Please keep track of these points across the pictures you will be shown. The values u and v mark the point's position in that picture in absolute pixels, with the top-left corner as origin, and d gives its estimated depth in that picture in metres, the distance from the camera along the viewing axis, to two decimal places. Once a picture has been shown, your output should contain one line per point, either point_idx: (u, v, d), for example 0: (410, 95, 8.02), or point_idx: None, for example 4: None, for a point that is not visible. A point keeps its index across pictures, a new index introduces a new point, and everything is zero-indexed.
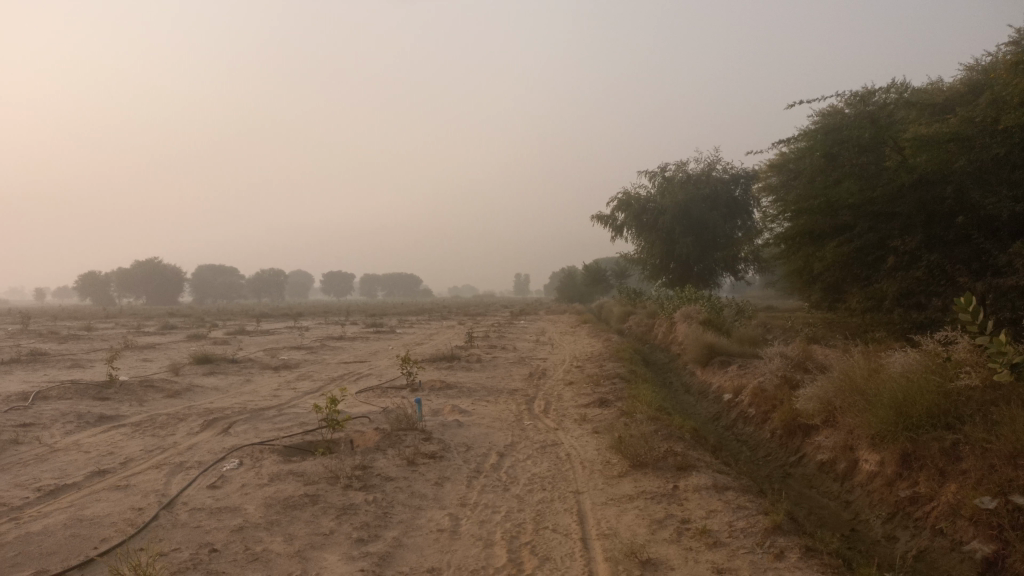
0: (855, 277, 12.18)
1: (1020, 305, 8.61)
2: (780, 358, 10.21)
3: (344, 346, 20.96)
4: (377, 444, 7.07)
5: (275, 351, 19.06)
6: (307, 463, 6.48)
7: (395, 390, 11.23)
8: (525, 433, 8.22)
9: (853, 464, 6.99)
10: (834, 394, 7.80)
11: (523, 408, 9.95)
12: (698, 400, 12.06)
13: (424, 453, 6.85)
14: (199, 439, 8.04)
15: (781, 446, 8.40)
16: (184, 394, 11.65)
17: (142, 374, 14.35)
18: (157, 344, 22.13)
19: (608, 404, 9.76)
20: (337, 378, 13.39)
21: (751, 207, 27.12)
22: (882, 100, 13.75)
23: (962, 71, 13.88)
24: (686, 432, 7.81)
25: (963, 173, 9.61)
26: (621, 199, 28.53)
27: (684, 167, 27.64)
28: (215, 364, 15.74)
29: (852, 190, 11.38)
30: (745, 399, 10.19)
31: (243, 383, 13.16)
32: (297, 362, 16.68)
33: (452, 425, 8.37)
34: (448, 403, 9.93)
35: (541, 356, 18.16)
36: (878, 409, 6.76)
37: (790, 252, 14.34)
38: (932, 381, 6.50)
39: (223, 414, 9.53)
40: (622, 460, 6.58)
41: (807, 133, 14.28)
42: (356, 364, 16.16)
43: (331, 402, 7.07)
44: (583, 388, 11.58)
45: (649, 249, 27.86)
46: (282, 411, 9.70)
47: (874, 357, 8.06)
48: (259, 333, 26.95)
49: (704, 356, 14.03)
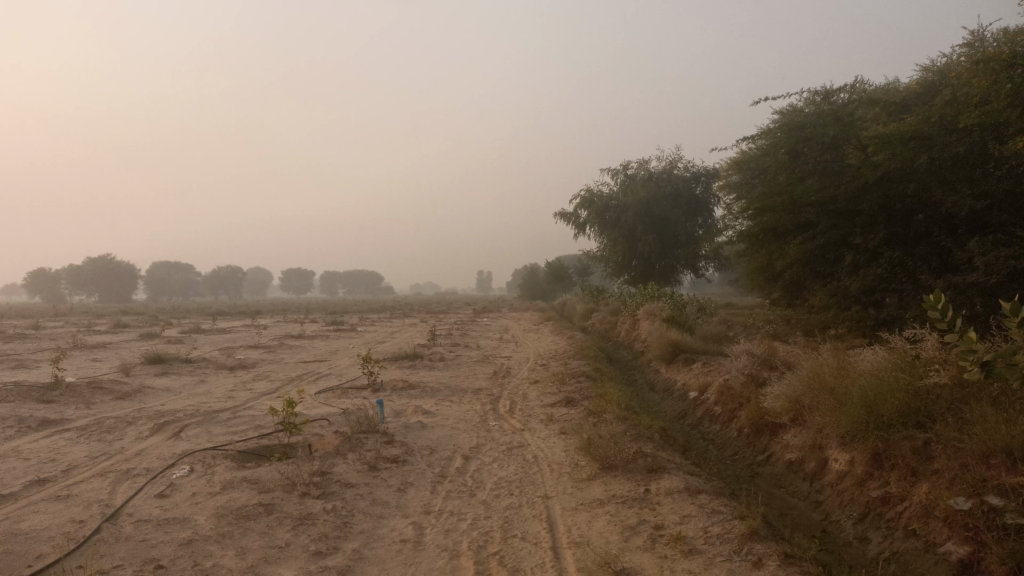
0: (818, 274, 12.20)
1: (980, 302, 8.66)
2: (746, 355, 10.13)
3: (303, 345, 20.52)
4: (337, 448, 6.79)
5: (232, 350, 18.53)
6: (262, 470, 6.17)
7: (355, 390, 10.91)
8: (490, 434, 7.99)
9: (822, 463, 6.91)
10: (802, 392, 7.72)
11: (488, 408, 9.73)
12: (663, 398, 11.97)
13: (386, 457, 6.59)
14: (149, 444, 7.66)
15: (748, 445, 8.31)
16: (134, 396, 11.19)
17: (91, 374, 13.78)
18: (108, 344, 21.42)
19: (574, 403, 9.59)
20: (296, 378, 13.02)
21: (711, 205, 27.24)
22: (842, 99, 13.80)
23: (919, 72, 14.03)
24: (655, 432, 7.67)
25: (924, 171, 9.63)
26: (584, 196, 28.46)
27: (646, 165, 27.68)
28: (168, 364, 15.21)
29: (815, 187, 11.35)
30: (711, 397, 10.10)
31: (197, 384, 12.71)
32: (254, 361, 16.24)
33: (414, 427, 8.12)
34: (411, 403, 9.67)
35: (504, 354, 17.95)
36: (848, 407, 6.69)
37: (752, 250, 14.34)
38: (901, 379, 6.43)
39: (174, 417, 9.13)
40: (591, 463, 6.40)
41: (769, 131, 14.29)
42: (315, 364, 15.78)
43: (288, 405, 6.76)
44: (548, 387, 11.40)
45: (611, 246, 27.85)
46: (237, 414, 9.33)
47: (841, 354, 8.00)
48: (216, 332, 26.28)
49: (669, 354, 13.96)
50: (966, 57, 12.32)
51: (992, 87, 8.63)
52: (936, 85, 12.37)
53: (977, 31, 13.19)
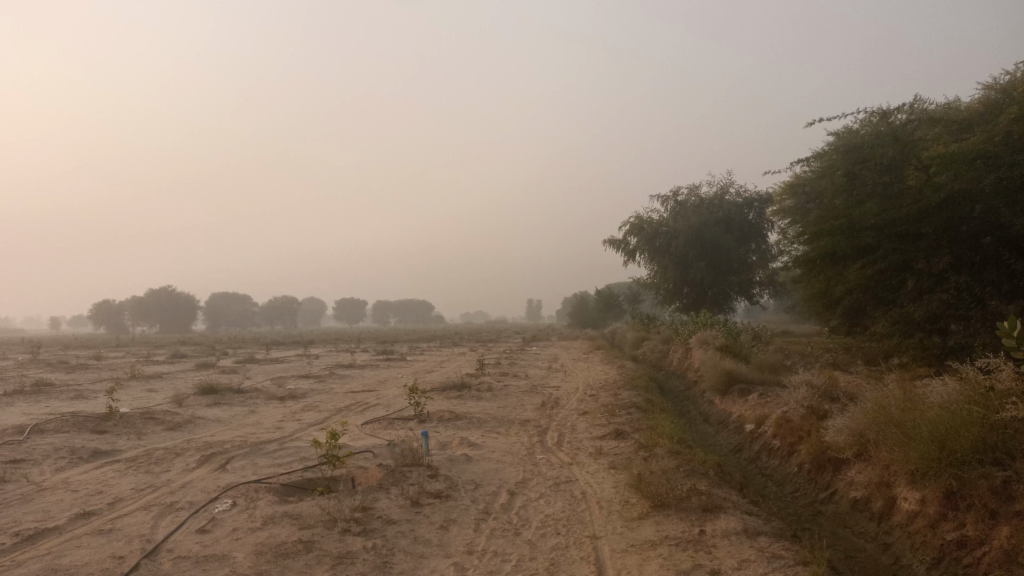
0: (879, 301, 11.71)
1: None
2: (805, 386, 9.69)
3: (353, 375, 20.57)
4: (381, 482, 6.64)
5: (283, 380, 18.65)
6: (304, 504, 6.06)
7: (402, 422, 10.80)
8: (537, 468, 7.75)
9: (890, 502, 6.49)
10: (867, 425, 7.29)
11: (536, 440, 9.49)
12: (718, 430, 11.57)
13: (430, 492, 6.41)
14: (195, 475, 7.63)
15: (809, 481, 7.90)
16: (185, 427, 11.27)
17: (145, 405, 13.97)
18: (164, 374, 21.81)
19: (624, 435, 9.29)
20: (343, 408, 12.99)
21: (765, 230, 26.64)
22: (900, 119, 13.31)
23: (983, 91, 13.46)
24: (709, 468, 7.33)
25: (990, 193, 9.16)
26: (633, 223, 28.19)
27: (696, 191, 27.27)
28: (220, 395, 15.35)
29: (875, 210, 10.89)
30: (768, 429, 9.69)
31: (247, 415, 12.75)
32: (304, 391, 16.29)
33: (460, 460, 7.93)
34: (458, 435, 9.50)
35: (553, 384, 17.67)
36: (916, 443, 6.28)
37: (807, 276, 13.88)
38: (975, 411, 6.01)
39: (222, 449, 9.11)
40: (642, 500, 6.12)
41: (824, 154, 13.87)
42: (364, 394, 15.76)
43: (331, 437, 6.63)
44: (597, 419, 11.09)
45: (662, 273, 27.43)
46: (283, 445, 9.29)
47: (907, 385, 7.56)
48: (269, 362, 26.60)
49: (723, 384, 13.53)
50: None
51: None
52: (999, 103, 11.86)
53: None
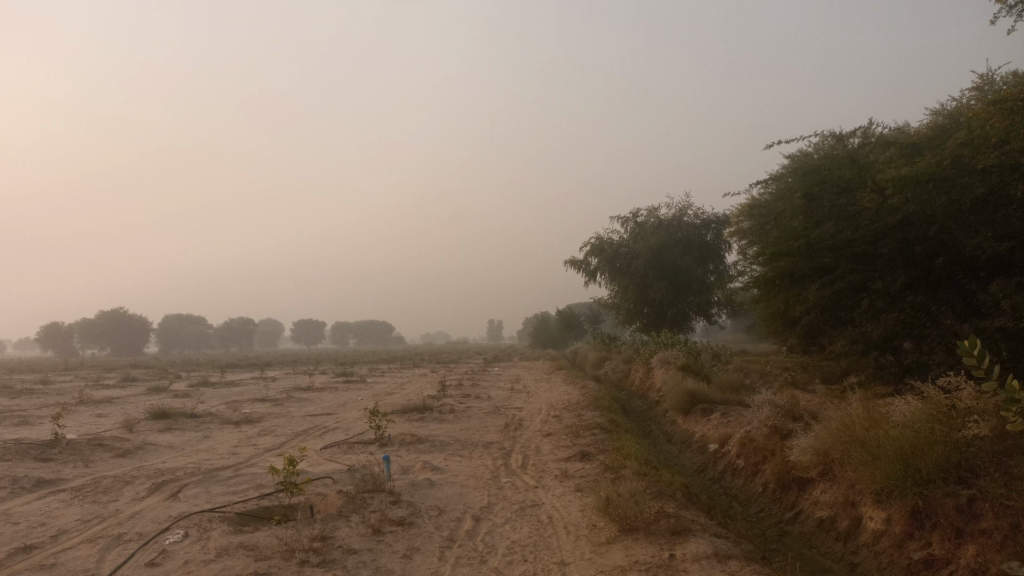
0: (837, 320, 11.85)
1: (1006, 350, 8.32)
2: (768, 405, 9.71)
3: (310, 398, 20.17)
4: (341, 510, 6.42)
5: (238, 404, 18.18)
6: (260, 534, 5.81)
7: (362, 445, 10.55)
8: (502, 492, 7.60)
9: (855, 522, 6.48)
10: (831, 444, 7.30)
11: (499, 463, 9.34)
12: (681, 450, 11.54)
13: (392, 519, 6.21)
14: (144, 505, 7.31)
15: (774, 501, 7.87)
16: (134, 453, 10.86)
17: (92, 432, 13.44)
18: (114, 399, 21.08)
19: (589, 457, 9.19)
20: (301, 432, 12.67)
21: (722, 251, 26.96)
22: (854, 142, 13.58)
23: (932, 115, 13.83)
24: (676, 489, 7.25)
25: (943, 214, 9.36)
26: (593, 244, 28.33)
27: (655, 212, 27.54)
28: (172, 420, 14.87)
29: (832, 230, 11.04)
30: (732, 449, 9.69)
31: (200, 440, 12.35)
32: (261, 415, 15.89)
33: (423, 485, 7.74)
34: (420, 459, 9.31)
35: (515, 405, 17.55)
36: (882, 462, 6.28)
37: (765, 296, 14.03)
38: (937, 430, 6.05)
39: (174, 476, 8.78)
40: (610, 524, 6.00)
41: (782, 175, 14.07)
42: (323, 417, 15.43)
43: (289, 463, 6.41)
44: (561, 440, 10.99)
45: (622, 293, 27.57)
46: (239, 472, 8.98)
47: (869, 404, 7.60)
48: (224, 385, 25.97)
49: (685, 404, 13.53)
50: (976, 100, 12.16)
51: (1009, 129, 8.39)
52: (948, 128, 12.18)
53: (986, 74, 13.07)
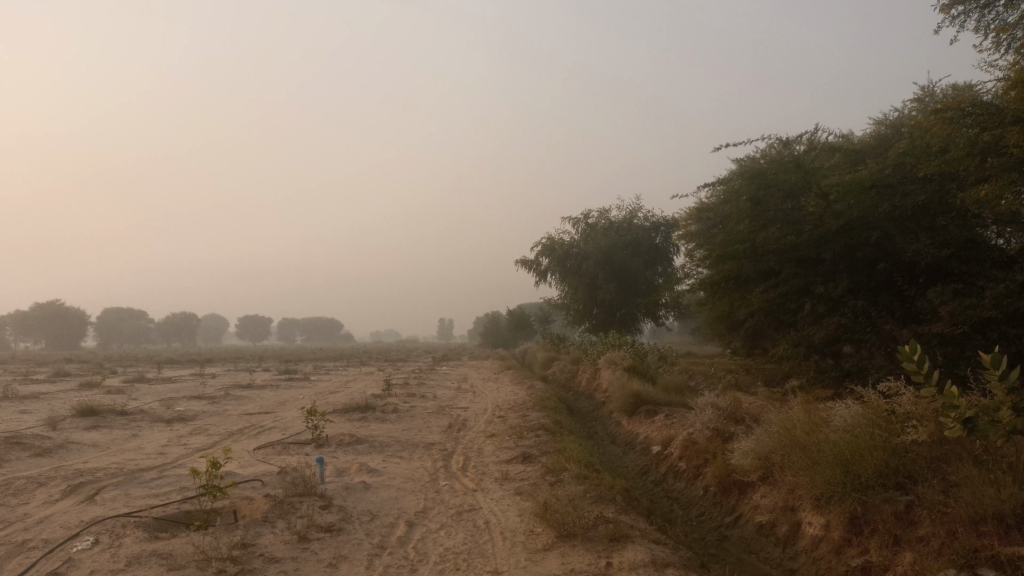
0: (780, 324, 11.90)
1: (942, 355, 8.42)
2: (710, 407, 9.66)
3: (250, 395, 19.60)
4: (266, 515, 6.10)
5: (173, 401, 17.51)
6: (176, 541, 5.47)
7: (298, 446, 10.17)
8: (439, 496, 7.36)
9: (795, 527, 6.42)
10: (772, 448, 7.23)
11: (440, 465, 9.09)
12: (625, 451, 11.44)
13: (320, 526, 5.91)
14: (56, 508, 6.86)
15: (715, 504, 7.80)
16: (55, 452, 10.29)
17: (13, 428, 12.76)
18: (41, 394, 20.12)
19: (531, 459, 9.00)
20: (237, 432, 12.20)
21: (671, 255, 27.12)
22: (799, 148, 13.67)
23: (876, 124, 14.02)
24: (616, 493, 7.10)
25: (885, 220, 9.43)
26: (545, 244, 28.27)
27: (606, 214, 27.59)
28: (100, 417, 14.22)
29: (776, 235, 11.06)
30: (674, 451, 9.61)
31: (128, 439, 11.80)
32: (195, 413, 15.31)
33: (357, 488, 7.44)
34: (357, 461, 9.00)
35: (461, 405, 17.29)
36: (821, 467, 6.21)
37: (710, 298, 14.04)
38: (876, 435, 6.01)
39: (93, 478, 8.30)
40: (547, 530, 5.82)
41: (730, 179, 14.09)
42: (261, 416, 14.95)
43: (212, 465, 6.06)
44: (504, 441, 10.79)
45: (572, 294, 27.54)
46: (163, 473, 8.55)
47: (810, 408, 7.56)
48: (161, 381, 25.06)
49: (630, 405, 13.46)
50: (917, 112, 12.38)
51: (948, 138, 8.48)
52: (889, 138, 12.37)
53: (926, 87, 13.31)
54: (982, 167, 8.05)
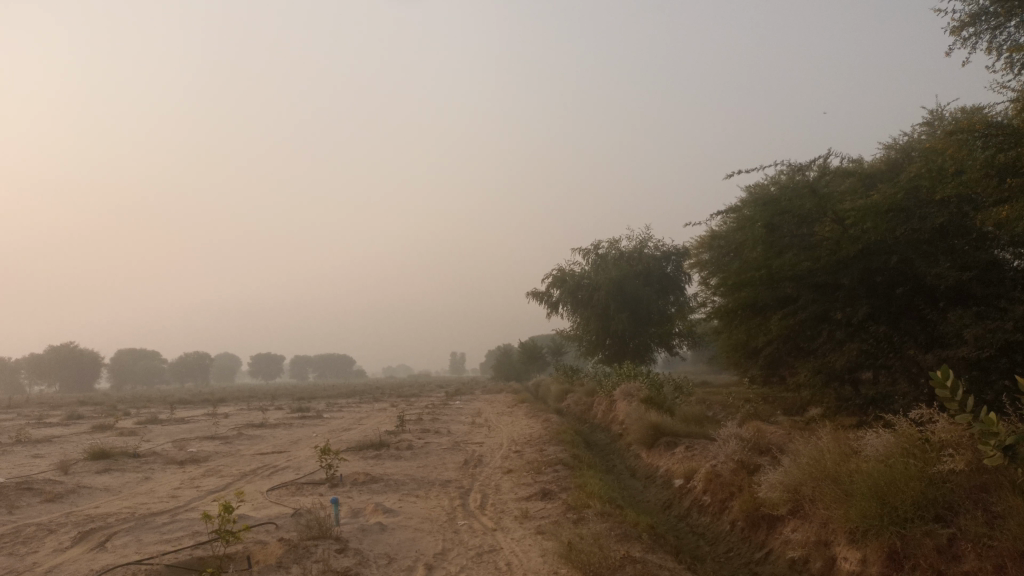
0: (799, 351, 11.66)
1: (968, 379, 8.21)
2: (734, 438, 9.41)
3: (263, 435, 19.39)
4: (280, 560, 5.91)
5: (185, 443, 17.33)
6: None
7: (311, 486, 9.98)
8: (457, 536, 7.14)
9: (829, 562, 6.16)
10: (801, 480, 6.98)
11: (457, 504, 8.86)
12: (646, 485, 11.17)
13: (336, 571, 5.71)
14: (66, 557, 6.68)
15: (743, 540, 7.53)
16: (66, 498, 10.12)
17: (24, 473, 12.60)
18: (53, 438, 19.97)
19: (551, 496, 8.77)
20: (249, 473, 12.01)
21: (682, 283, 26.93)
22: (811, 174, 13.52)
23: (887, 147, 13.90)
24: (641, 531, 6.86)
25: (904, 244, 9.22)
26: (555, 275, 28.17)
27: (616, 244, 27.49)
28: (112, 460, 14.05)
29: (792, 260, 10.86)
30: (698, 484, 9.35)
31: (140, 482, 11.62)
32: (208, 454, 15.12)
33: (373, 530, 7.23)
34: (372, 501, 8.79)
35: (476, 440, 17.05)
36: (855, 498, 5.97)
37: (725, 326, 13.83)
38: (910, 464, 5.78)
39: (104, 523, 8.12)
40: (572, 571, 5.59)
41: (742, 205, 13.96)
42: (274, 455, 14.75)
43: (225, 508, 5.89)
44: (522, 477, 10.56)
45: (584, 325, 27.34)
46: (175, 517, 8.36)
47: (838, 437, 7.32)
48: (173, 422, 24.90)
49: (648, 437, 13.20)
50: (926, 136, 12.28)
51: (965, 159, 8.33)
52: (900, 163, 12.25)
53: (936, 109, 13.22)
54: (1000, 187, 7.85)
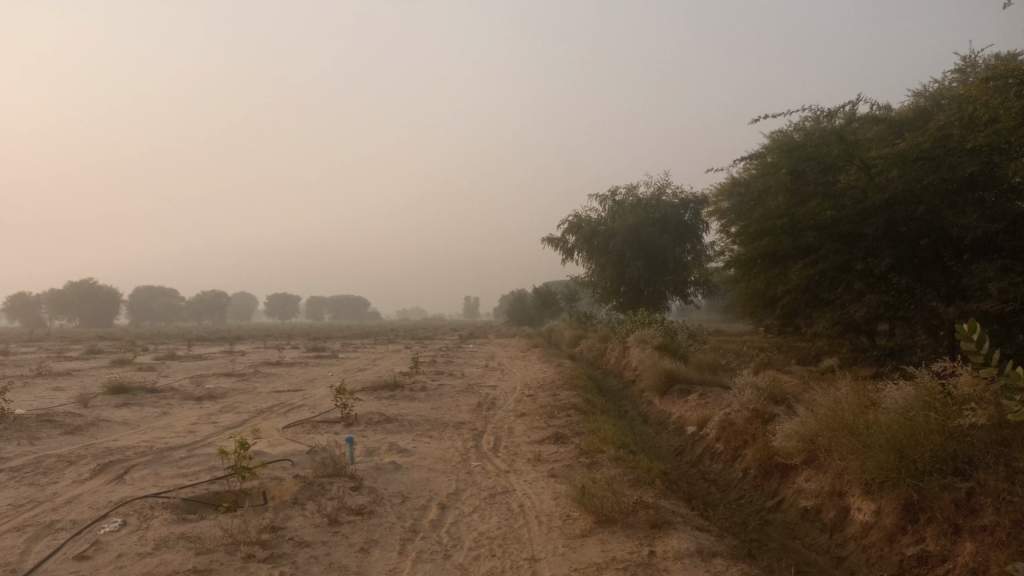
0: (817, 301, 11.51)
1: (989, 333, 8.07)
2: (749, 387, 9.36)
3: (278, 374, 19.59)
4: (295, 497, 5.96)
5: (203, 380, 17.52)
6: (205, 524, 5.34)
7: (326, 425, 10.05)
8: (471, 477, 7.18)
9: (843, 513, 6.15)
10: (818, 431, 6.93)
11: (470, 445, 8.91)
12: (658, 431, 11.19)
13: (350, 508, 5.76)
14: (86, 488, 6.78)
15: (756, 488, 7.54)
16: (85, 430, 10.28)
17: (45, 406, 12.79)
18: (73, 372, 20.26)
19: (564, 440, 8.79)
20: (265, 411, 12.12)
21: (700, 232, 26.61)
22: (837, 121, 13.12)
23: (917, 95, 13.45)
24: (654, 476, 6.87)
25: (931, 193, 8.91)
26: (571, 222, 27.92)
27: (634, 191, 27.11)
28: (131, 395, 14.23)
29: (816, 209, 10.61)
30: (711, 432, 9.34)
31: (157, 417, 11.77)
32: (224, 391, 15.29)
33: (387, 469, 7.27)
34: (386, 441, 8.85)
35: (488, 384, 17.13)
36: (873, 450, 5.91)
37: (742, 275, 13.65)
38: (931, 418, 5.69)
39: (122, 457, 8.23)
40: (585, 515, 5.60)
41: (765, 152, 13.62)
42: (289, 394, 14.90)
43: (241, 445, 5.93)
44: (535, 421, 10.59)
45: (599, 272, 27.18)
46: (192, 452, 8.46)
47: (857, 389, 7.24)
48: (190, 359, 25.19)
49: (662, 384, 13.19)
50: (958, 84, 11.86)
51: (999, 107, 7.99)
52: (929, 111, 11.86)
53: (969, 56, 12.73)
54: None
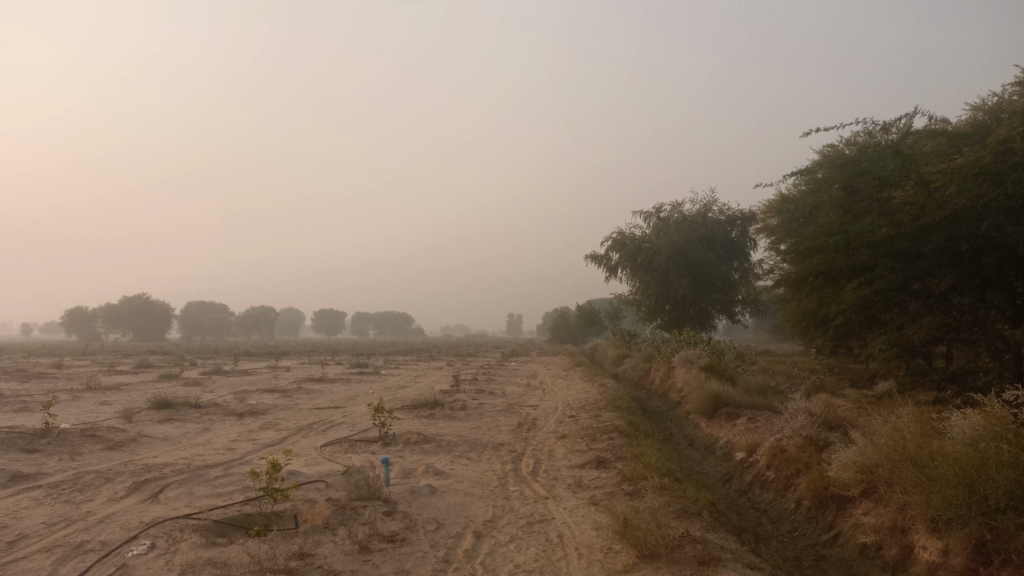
0: (872, 323, 11.02)
1: None
2: (802, 412, 8.93)
3: (320, 390, 19.58)
4: (327, 521, 5.78)
5: (246, 395, 17.57)
6: (233, 549, 5.19)
7: (364, 445, 9.90)
8: (508, 503, 6.93)
9: (906, 550, 5.74)
10: (877, 462, 6.49)
11: (509, 469, 8.65)
12: (704, 457, 10.79)
13: (383, 535, 5.56)
14: (120, 507, 6.70)
15: (810, 520, 7.14)
16: (127, 446, 10.28)
17: (89, 420, 12.91)
18: (122, 386, 20.53)
19: (606, 465, 8.47)
20: (304, 429, 12.03)
21: (747, 250, 26.01)
22: (892, 135, 12.63)
23: (975, 109, 12.89)
24: (702, 507, 6.51)
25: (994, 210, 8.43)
26: (615, 239, 27.55)
27: (679, 208, 26.63)
28: (174, 410, 14.29)
29: (870, 226, 10.15)
30: (761, 458, 8.93)
31: (198, 434, 11.75)
32: (266, 407, 15.29)
33: (423, 493, 7.06)
34: (423, 462, 8.65)
35: (530, 403, 16.87)
36: (939, 484, 5.50)
37: (792, 295, 13.18)
38: (1003, 449, 5.26)
39: (159, 474, 8.16)
40: (626, 549, 5.30)
41: (816, 167, 13.19)
42: (329, 411, 14.82)
43: (273, 466, 5.77)
44: (576, 443, 10.30)
45: (643, 290, 26.72)
46: (229, 471, 8.36)
47: (917, 416, 6.79)
48: (235, 374, 25.41)
49: (708, 407, 12.76)
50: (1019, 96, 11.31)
51: None
52: (990, 124, 11.32)
53: None
54: None
